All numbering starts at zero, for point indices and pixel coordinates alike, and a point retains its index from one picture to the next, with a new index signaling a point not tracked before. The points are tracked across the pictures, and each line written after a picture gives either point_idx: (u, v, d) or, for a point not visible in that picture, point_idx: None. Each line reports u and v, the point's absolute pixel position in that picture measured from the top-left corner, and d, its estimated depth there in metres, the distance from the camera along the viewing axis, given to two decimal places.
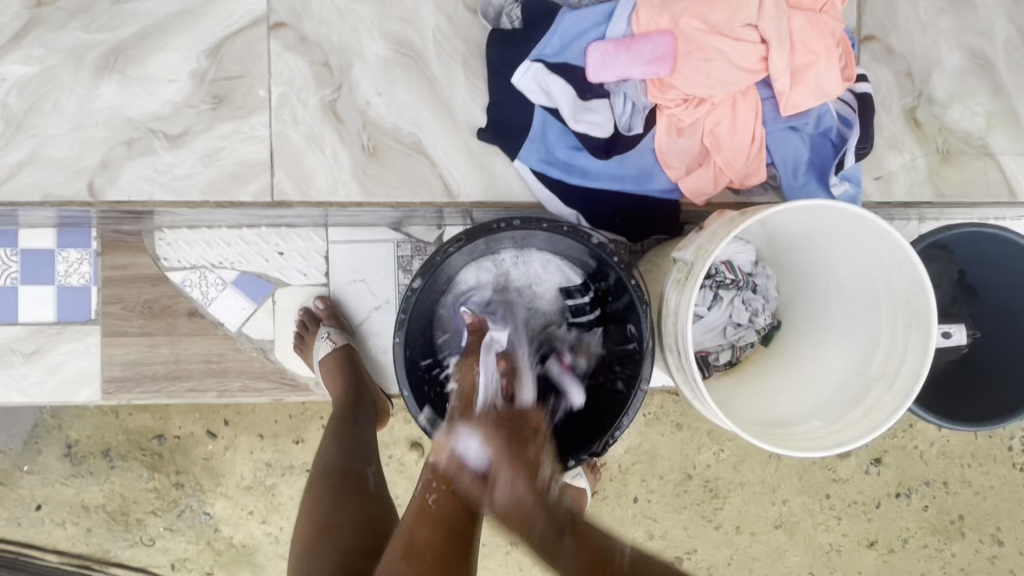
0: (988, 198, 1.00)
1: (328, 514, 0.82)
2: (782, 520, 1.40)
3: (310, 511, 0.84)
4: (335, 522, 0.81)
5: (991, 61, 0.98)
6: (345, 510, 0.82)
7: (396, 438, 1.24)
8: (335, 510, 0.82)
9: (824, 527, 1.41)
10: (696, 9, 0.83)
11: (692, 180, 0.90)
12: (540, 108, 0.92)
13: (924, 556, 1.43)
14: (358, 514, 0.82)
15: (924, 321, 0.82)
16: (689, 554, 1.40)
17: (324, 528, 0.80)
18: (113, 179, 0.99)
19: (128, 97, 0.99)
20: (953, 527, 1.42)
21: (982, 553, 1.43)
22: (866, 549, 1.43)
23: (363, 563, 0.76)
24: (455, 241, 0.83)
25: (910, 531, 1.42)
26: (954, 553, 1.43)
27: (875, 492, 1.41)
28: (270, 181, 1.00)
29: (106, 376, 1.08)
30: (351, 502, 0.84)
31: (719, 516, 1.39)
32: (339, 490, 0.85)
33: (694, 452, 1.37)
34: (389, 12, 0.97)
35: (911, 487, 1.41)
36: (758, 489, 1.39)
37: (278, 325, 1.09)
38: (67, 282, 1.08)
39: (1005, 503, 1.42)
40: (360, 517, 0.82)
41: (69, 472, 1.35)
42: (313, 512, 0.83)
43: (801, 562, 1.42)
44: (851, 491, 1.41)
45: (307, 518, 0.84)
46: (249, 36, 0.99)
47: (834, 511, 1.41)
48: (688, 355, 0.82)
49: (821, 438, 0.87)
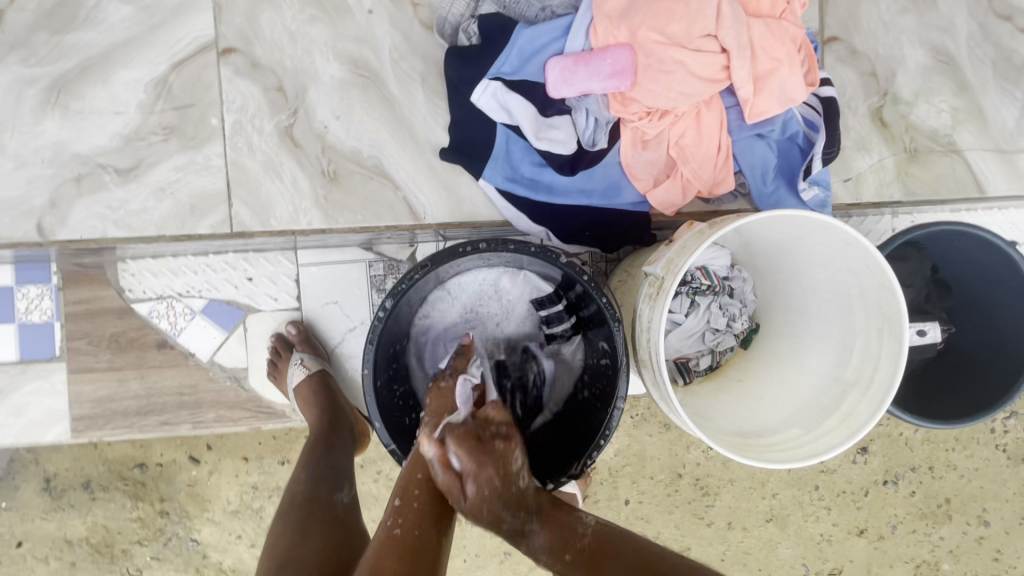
0: (957, 194, 1.00)
1: (291, 545, 0.79)
2: (773, 513, 1.41)
3: (273, 546, 0.81)
4: (298, 554, 0.77)
5: (954, 58, 0.98)
6: (308, 543, 0.79)
7: (383, 453, 1.21)
8: (300, 541, 0.79)
9: (814, 518, 1.42)
10: (653, 21, 0.81)
11: (660, 192, 0.89)
12: (501, 126, 0.90)
13: (913, 540, 1.45)
14: (321, 548, 0.79)
15: (896, 326, 0.81)
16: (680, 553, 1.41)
17: (285, 562, 0.76)
18: (63, 218, 0.98)
19: (75, 132, 0.97)
20: (940, 510, 1.44)
21: (969, 535, 1.45)
22: (856, 537, 1.44)
23: None
24: (419, 267, 0.80)
25: (898, 517, 1.43)
26: (942, 536, 1.45)
27: (863, 480, 1.42)
28: (229, 213, 0.99)
29: (75, 414, 1.06)
30: (316, 534, 0.81)
31: (711, 513, 1.40)
32: (304, 522, 0.82)
33: (683, 451, 1.37)
34: (343, 32, 0.94)
35: (897, 474, 1.42)
36: (748, 484, 1.40)
37: (251, 352, 1.06)
38: (28, 319, 1.03)
39: (989, 485, 1.43)
40: (328, 547, 0.79)
41: (49, 507, 1.31)
42: (278, 542, 0.80)
43: (794, 554, 1.43)
44: (840, 481, 1.42)
45: (271, 553, 0.81)
46: (198, 63, 0.96)
47: (823, 502, 1.42)
48: (663, 370, 0.81)
49: (796, 448, 0.87)
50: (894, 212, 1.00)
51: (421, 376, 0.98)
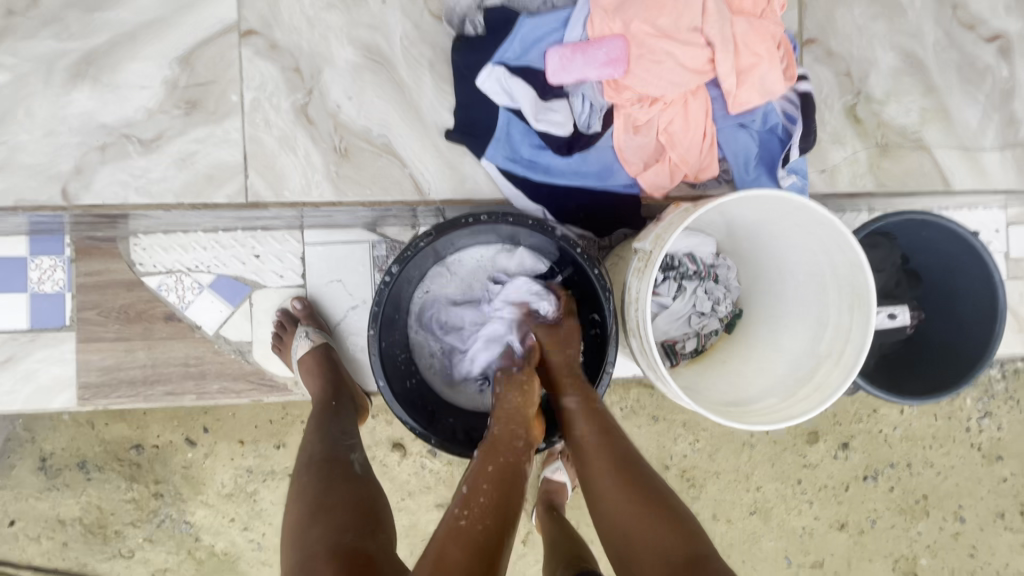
0: (925, 187, 1.07)
1: (319, 495, 0.87)
2: (756, 506, 1.46)
3: (300, 495, 0.89)
4: (328, 502, 0.86)
5: (922, 61, 1.06)
6: (336, 494, 0.87)
7: (377, 439, 1.37)
8: (326, 492, 0.88)
9: (797, 511, 1.48)
10: (646, 14, 0.88)
11: (649, 175, 0.95)
12: (504, 109, 0.96)
13: (891, 535, 1.50)
14: (347, 498, 0.87)
15: (865, 303, 0.88)
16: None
17: (315, 510, 0.85)
18: (88, 184, 1.03)
19: (101, 104, 1.02)
20: (918, 506, 1.50)
21: (946, 530, 1.51)
22: (837, 531, 1.49)
23: (355, 540, 0.81)
24: (425, 235, 0.87)
25: (878, 512, 1.49)
26: (920, 532, 1.50)
27: (843, 476, 1.47)
28: (245, 183, 1.04)
29: (82, 382, 1.12)
30: (340, 486, 0.89)
31: (696, 505, 1.45)
32: (328, 476, 0.90)
33: (670, 443, 1.42)
34: (358, 20, 1.01)
35: (877, 469, 1.48)
36: (732, 477, 1.45)
37: (255, 326, 1.13)
38: (40, 289, 1.11)
39: (965, 482, 1.50)
40: (352, 499, 0.87)
41: (44, 486, 1.39)
42: (305, 495, 0.88)
43: (776, 547, 1.48)
44: (821, 475, 1.47)
45: (298, 502, 0.89)
46: (220, 44, 1.01)
47: (805, 496, 1.47)
48: (650, 340, 0.86)
49: (772, 413, 0.93)
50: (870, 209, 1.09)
51: (419, 348, 1.04)
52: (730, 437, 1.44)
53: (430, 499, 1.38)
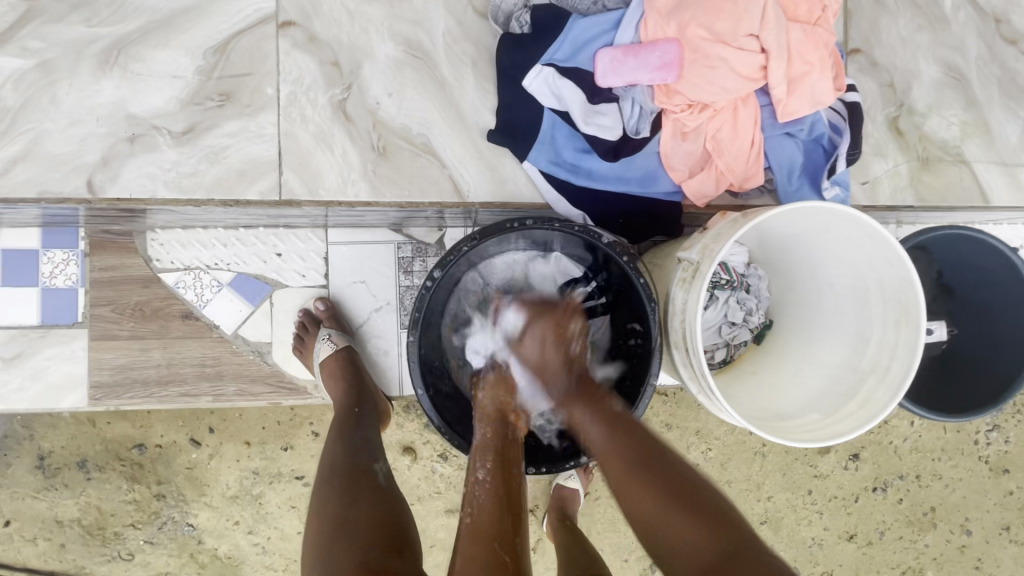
0: (965, 203, 1.06)
1: (342, 509, 0.84)
2: (767, 515, 1.45)
3: (321, 510, 0.86)
4: (350, 517, 0.83)
5: (964, 75, 1.05)
6: (358, 508, 0.84)
7: (388, 442, 1.34)
8: (349, 506, 0.84)
9: (806, 521, 1.47)
10: (703, 18, 0.85)
11: (695, 183, 0.94)
12: (549, 110, 0.94)
13: (899, 547, 1.49)
14: (371, 511, 0.83)
15: (914, 318, 0.87)
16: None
17: (338, 524, 0.82)
18: (114, 177, 0.98)
19: (130, 93, 0.98)
20: (926, 519, 1.49)
21: (952, 543, 1.50)
22: (846, 542, 1.48)
23: (382, 557, 0.76)
24: (470, 238, 0.83)
25: (886, 523, 1.49)
26: (927, 543, 1.50)
27: (853, 486, 1.47)
28: (279, 180, 0.99)
29: (94, 381, 1.07)
30: (363, 499, 0.86)
31: None
32: (351, 488, 0.87)
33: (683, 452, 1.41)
34: (400, 13, 0.98)
35: (886, 481, 1.48)
36: (744, 487, 1.44)
37: (276, 327, 1.10)
38: (52, 283, 1.07)
39: (972, 495, 1.50)
40: (376, 513, 0.83)
41: (41, 485, 1.34)
42: (326, 509, 0.85)
43: (785, 557, 1.47)
44: (831, 486, 1.46)
45: (319, 516, 0.86)
46: (258, 34, 0.98)
47: (815, 506, 1.46)
48: (698, 353, 0.83)
49: (818, 430, 0.91)
50: (896, 221, 1.08)
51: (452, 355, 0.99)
52: (742, 445, 1.43)
53: (440, 505, 1.36)
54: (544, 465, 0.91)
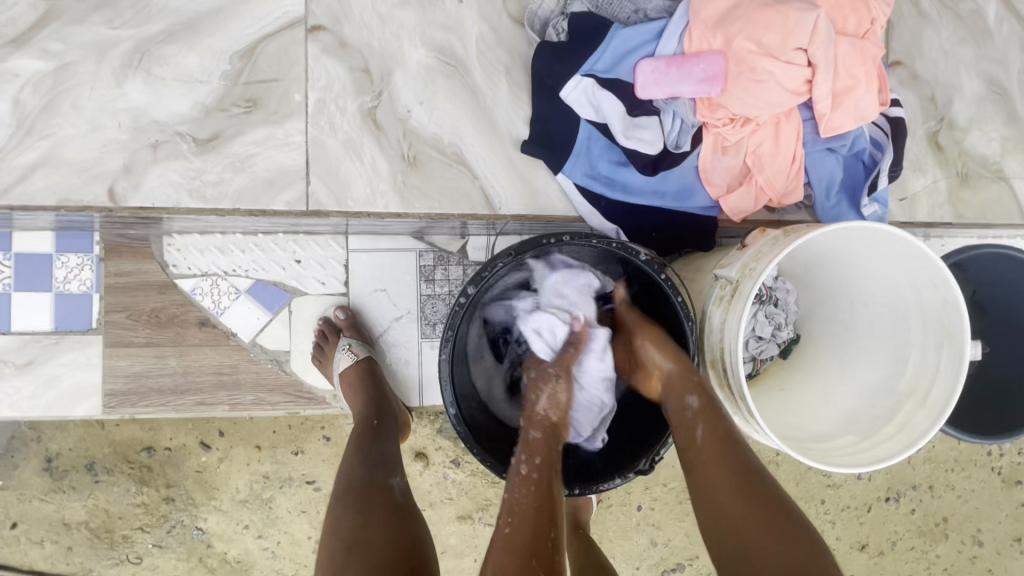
0: (1002, 219, 1.04)
1: (356, 529, 0.80)
2: None
3: (335, 527, 0.83)
4: (365, 539, 0.79)
5: (1006, 89, 1.03)
6: (372, 528, 0.80)
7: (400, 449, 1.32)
8: (364, 526, 0.80)
9: (819, 531, 1.45)
10: (750, 30, 0.82)
11: (733, 199, 0.92)
12: (586, 122, 0.93)
13: (911, 557, 1.48)
14: (386, 533, 0.80)
15: (957, 341, 0.85)
16: (690, 561, 1.39)
17: (352, 547, 0.78)
18: (136, 185, 0.95)
19: (153, 98, 0.95)
20: (938, 529, 1.48)
21: (963, 553, 1.49)
22: (858, 552, 1.46)
23: None
24: (504, 255, 0.81)
25: (898, 533, 1.47)
26: (938, 554, 1.48)
27: (866, 496, 1.45)
28: (306, 190, 0.97)
29: (108, 389, 1.05)
30: (378, 518, 0.82)
31: None
32: (365, 506, 0.83)
33: None
34: (432, 19, 0.96)
35: (899, 491, 1.45)
36: None
37: (295, 335, 1.08)
38: (66, 288, 1.04)
39: (985, 506, 1.48)
40: (390, 534, 0.79)
41: (49, 488, 1.32)
42: (340, 528, 0.81)
43: None
44: (845, 496, 1.45)
45: (333, 534, 0.82)
46: (286, 39, 0.96)
47: (828, 516, 1.45)
48: (738, 376, 0.81)
49: (856, 453, 0.89)
50: (926, 234, 1.05)
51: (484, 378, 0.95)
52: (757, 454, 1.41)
53: (452, 511, 1.33)
54: (577, 485, 0.86)
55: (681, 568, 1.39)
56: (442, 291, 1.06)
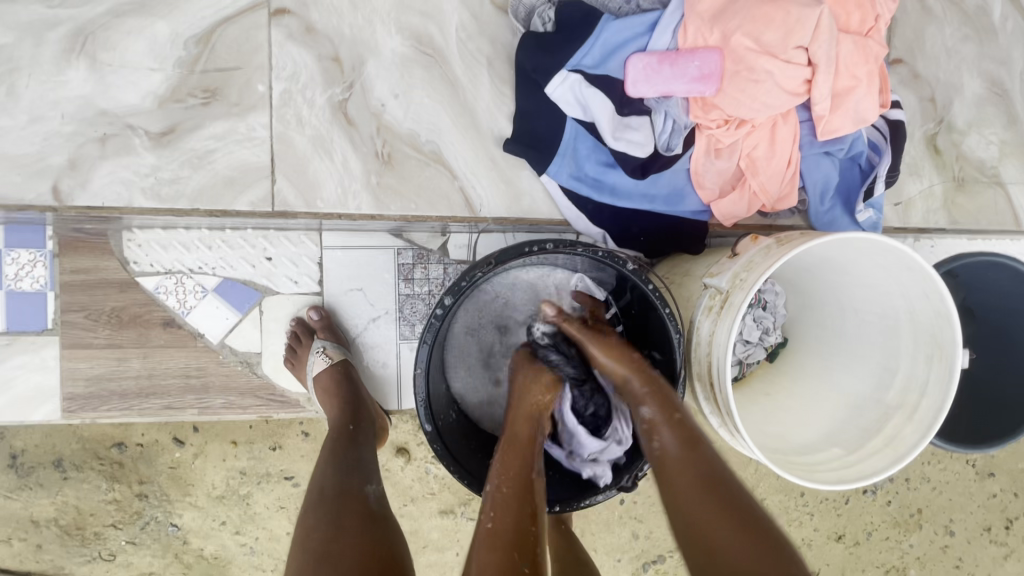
0: (997, 225, 1.02)
1: (326, 541, 0.76)
2: None
3: (304, 540, 0.78)
4: (336, 552, 0.75)
5: (1007, 90, 0.99)
6: (344, 540, 0.76)
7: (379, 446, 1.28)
8: (335, 537, 0.76)
9: (797, 522, 1.45)
10: (750, 26, 0.77)
11: (726, 204, 0.88)
12: (572, 120, 0.88)
13: (885, 547, 1.49)
14: (358, 545, 0.76)
15: (949, 355, 0.82)
16: (671, 552, 1.38)
17: (322, 560, 0.74)
18: (83, 182, 0.88)
19: (102, 85, 0.87)
20: (912, 519, 1.49)
21: (935, 543, 1.50)
22: (834, 542, 1.48)
23: None
24: (484, 264, 0.76)
25: (874, 524, 1.48)
26: (911, 544, 1.50)
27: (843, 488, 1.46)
28: (271, 189, 0.91)
29: (68, 393, 0.98)
30: (351, 527, 0.78)
31: None
32: (338, 515, 0.79)
33: None
34: (408, 5, 0.90)
35: (876, 483, 1.47)
36: None
37: (266, 337, 1.02)
38: (17, 286, 0.96)
39: (958, 497, 1.49)
40: (364, 547, 0.76)
41: (15, 485, 1.26)
42: (310, 540, 0.77)
43: None
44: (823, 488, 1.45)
45: (302, 545, 0.78)
46: (248, 23, 0.88)
47: (807, 508, 1.45)
48: (727, 392, 0.77)
49: (842, 468, 0.87)
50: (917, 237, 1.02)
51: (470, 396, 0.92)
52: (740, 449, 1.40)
53: (433, 506, 1.31)
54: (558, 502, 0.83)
55: (661, 560, 1.38)
56: (421, 291, 1.01)
